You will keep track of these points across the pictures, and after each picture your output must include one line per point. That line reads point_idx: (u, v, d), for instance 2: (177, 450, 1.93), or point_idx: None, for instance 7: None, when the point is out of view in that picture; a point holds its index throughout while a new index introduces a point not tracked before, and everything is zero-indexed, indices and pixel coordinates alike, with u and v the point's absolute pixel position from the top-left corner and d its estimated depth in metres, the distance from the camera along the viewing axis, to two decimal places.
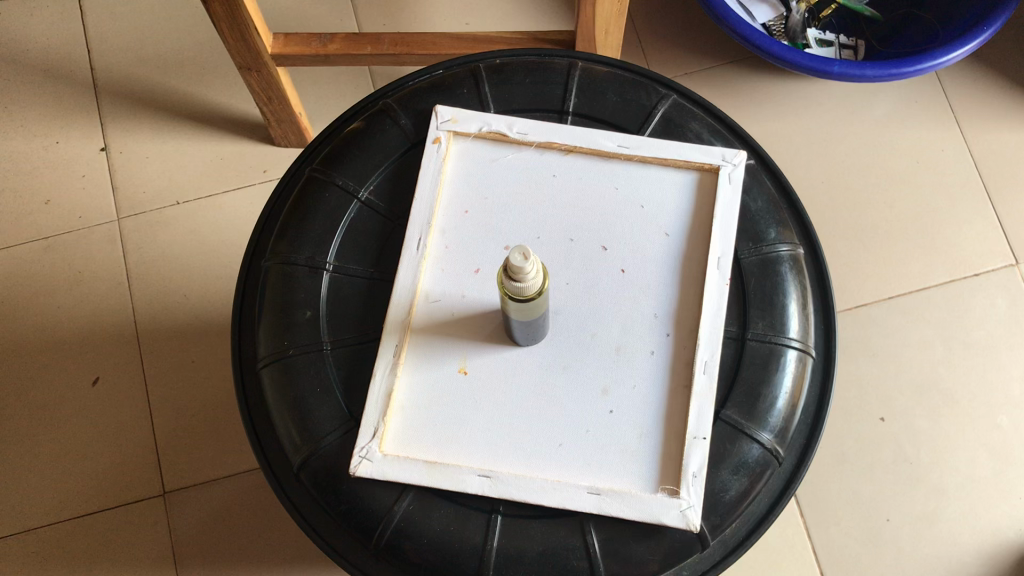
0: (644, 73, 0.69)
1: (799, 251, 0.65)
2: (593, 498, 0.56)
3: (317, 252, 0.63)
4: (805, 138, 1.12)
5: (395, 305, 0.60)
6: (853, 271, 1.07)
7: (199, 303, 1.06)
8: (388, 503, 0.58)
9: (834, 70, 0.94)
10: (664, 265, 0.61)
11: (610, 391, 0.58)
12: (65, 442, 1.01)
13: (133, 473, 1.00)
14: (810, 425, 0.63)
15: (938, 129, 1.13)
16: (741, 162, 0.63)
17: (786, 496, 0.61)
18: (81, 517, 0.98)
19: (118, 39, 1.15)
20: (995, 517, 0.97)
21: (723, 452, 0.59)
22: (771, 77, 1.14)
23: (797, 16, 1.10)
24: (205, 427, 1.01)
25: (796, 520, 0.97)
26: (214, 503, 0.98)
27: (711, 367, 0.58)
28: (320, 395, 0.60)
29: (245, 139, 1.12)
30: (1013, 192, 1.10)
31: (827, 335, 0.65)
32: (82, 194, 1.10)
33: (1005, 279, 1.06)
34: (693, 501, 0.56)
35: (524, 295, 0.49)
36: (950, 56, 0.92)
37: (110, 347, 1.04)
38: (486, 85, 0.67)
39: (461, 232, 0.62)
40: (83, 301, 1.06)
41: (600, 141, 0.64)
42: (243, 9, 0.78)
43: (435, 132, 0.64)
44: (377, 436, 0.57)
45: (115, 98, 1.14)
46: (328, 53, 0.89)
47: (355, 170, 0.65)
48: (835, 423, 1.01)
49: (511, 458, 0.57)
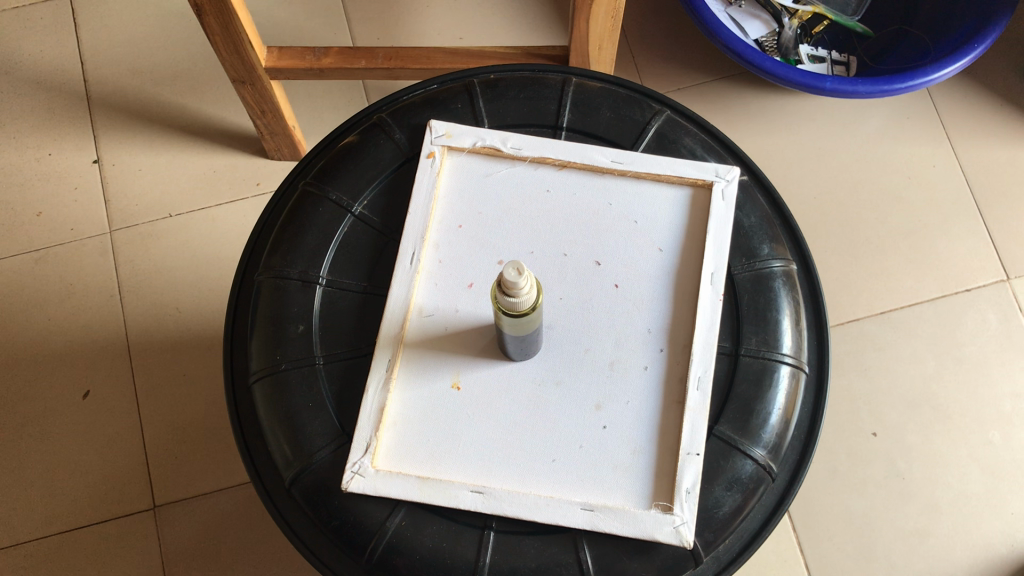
0: (637, 89, 0.70)
1: (792, 267, 0.65)
2: (586, 515, 0.55)
3: (311, 266, 0.63)
4: (797, 153, 1.13)
5: (389, 319, 0.60)
6: (845, 286, 1.07)
7: (190, 316, 1.05)
8: (381, 519, 0.58)
9: (826, 86, 0.94)
10: (657, 280, 0.62)
11: (604, 406, 0.58)
12: (53, 456, 1.00)
13: (121, 488, 0.99)
14: (802, 442, 0.63)
15: (928, 145, 1.14)
16: (734, 178, 0.64)
17: (780, 512, 0.61)
18: (68, 533, 0.97)
19: (113, 51, 1.16)
20: (988, 532, 0.97)
21: (716, 468, 0.59)
22: (763, 92, 1.15)
23: (789, 32, 1.11)
24: (195, 440, 1.01)
25: (789, 536, 0.97)
26: (203, 518, 0.98)
27: (705, 383, 0.58)
28: (313, 409, 0.60)
29: (239, 151, 1.12)
30: (1003, 209, 1.11)
31: (821, 350, 0.66)
32: (74, 206, 1.10)
33: (995, 294, 1.07)
34: (687, 517, 0.55)
35: (518, 309, 0.49)
36: (942, 73, 0.93)
37: (100, 360, 1.03)
38: (480, 100, 0.68)
39: (455, 247, 0.62)
40: (73, 314, 1.05)
41: (595, 155, 0.64)
42: (237, 21, 0.78)
43: (429, 146, 0.64)
44: (369, 451, 0.57)
45: (109, 111, 1.14)
46: (322, 67, 0.89)
47: (348, 185, 0.65)
48: (828, 439, 1.01)
49: (505, 474, 0.56)
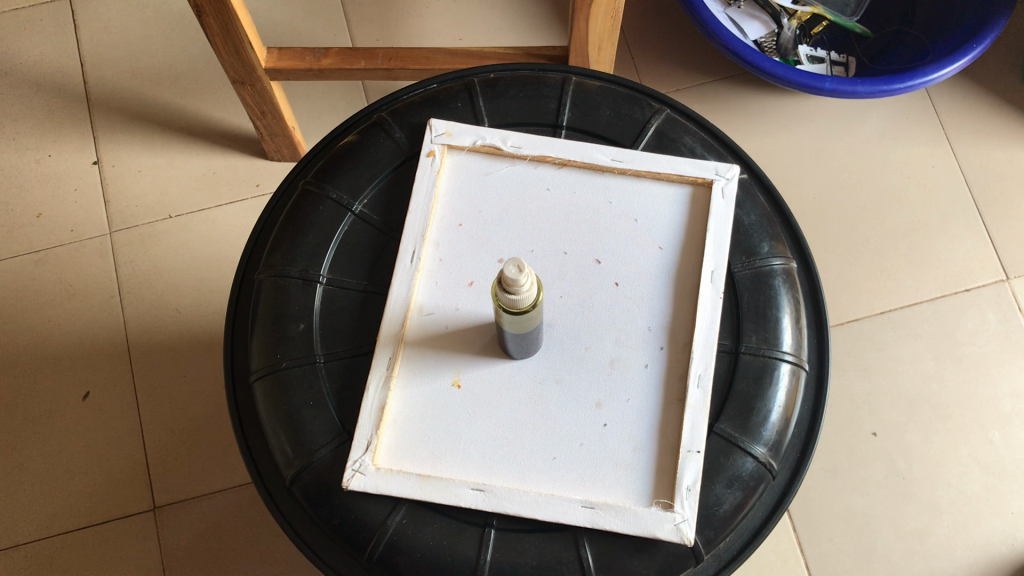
0: (637, 88, 0.70)
1: (792, 265, 0.65)
2: (587, 512, 0.55)
3: (312, 264, 0.63)
4: (796, 153, 1.13)
5: (389, 317, 0.60)
6: (845, 286, 1.08)
7: (189, 317, 1.05)
8: (381, 517, 0.58)
9: (825, 86, 0.95)
10: (657, 278, 0.62)
11: (604, 404, 0.58)
12: (52, 458, 1.00)
13: (120, 489, 0.99)
14: (803, 441, 0.63)
15: (928, 145, 1.14)
16: (734, 176, 0.64)
17: (780, 509, 0.61)
18: (67, 534, 0.97)
19: (113, 53, 1.16)
20: (988, 532, 0.97)
21: (717, 466, 0.59)
22: (762, 93, 1.16)
23: (788, 33, 1.12)
24: (194, 441, 1.01)
25: (789, 535, 0.97)
26: (202, 519, 0.97)
27: (705, 381, 0.58)
28: (313, 408, 0.60)
29: (238, 153, 1.12)
30: (1002, 209, 1.11)
31: (821, 348, 0.66)
32: (73, 208, 1.10)
33: (995, 294, 1.07)
34: (687, 514, 0.55)
35: (519, 307, 0.49)
36: (941, 73, 0.93)
37: (99, 361, 1.03)
38: (481, 99, 0.68)
39: (455, 245, 0.62)
40: (73, 315, 1.05)
41: (595, 154, 0.64)
42: (236, 21, 0.79)
43: (429, 145, 0.65)
44: (370, 449, 0.57)
45: (108, 113, 1.14)
46: (321, 67, 0.89)
47: (348, 184, 0.65)
48: (827, 439, 1.01)
49: (506, 472, 0.56)
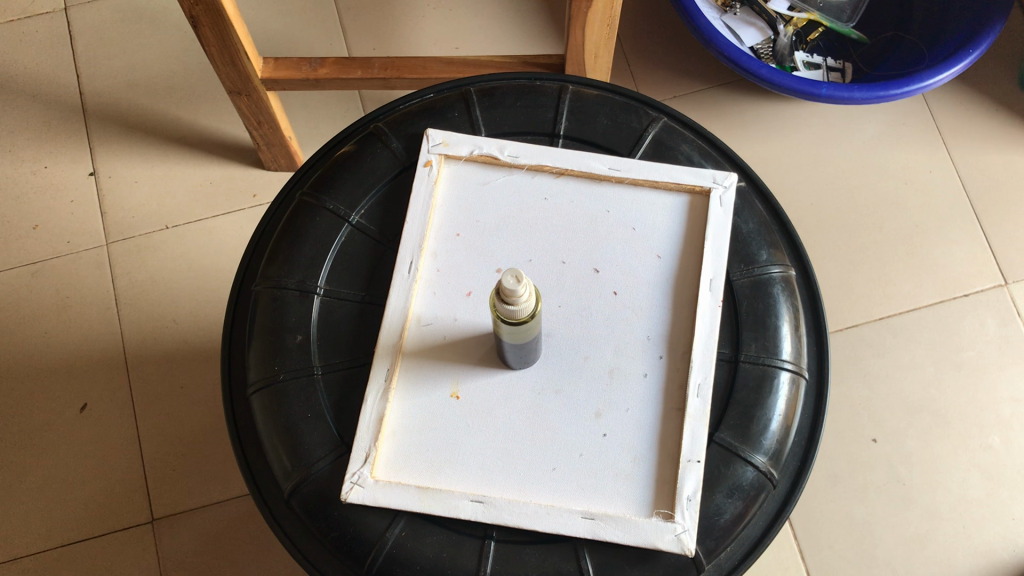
0: (634, 97, 0.69)
1: (791, 273, 0.65)
2: (587, 523, 0.55)
3: (309, 275, 0.63)
4: (793, 159, 1.13)
5: (388, 327, 0.59)
6: (843, 292, 1.07)
7: (187, 328, 1.05)
8: (381, 530, 0.57)
9: (822, 92, 0.94)
10: (656, 287, 0.61)
11: (604, 414, 0.58)
12: (48, 471, 0.99)
13: (119, 502, 0.98)
14: (803, 449, 0.63)
15: (924, 150, 1.14)
16: (732, 184, 0.63)
17: (781, 519, 0.61)
18: (63, 549, 0.96)
19: (108, 64, 1.16)
20: (989, 538, 0.97)
21: (717, 476, 0.58)
22: (758, 99, 1.16)
23: (784, 39, 1.12)
24: (194, 452, 1.00)
25: (791, 542, 0.97)
26: (202, 530, 0.97)
27: (705, 390, 0.58)
28: (311, 420, 0.60)
29: (236, 163, 1.12)
30: (998, 213, 1.11)
31: (820, 356, 0.65)
32: (70, 219, 1.10)
33: (994, 298, 1.07)
34: (688, 525, 0.55)
35: (517, 317, 0.49)
36: (938, 78, 0.94)
37: (97, 374, 1.03)
38: (477, 109, 0.68)
39: (453, 255, 0.62)
40: (70, 328, 1.05)
41: (593, 163, 0.64)
42: (232, 32, 0.78)
43: (426, 155, 0.64)
44: (368, 461, 0.56)
45: (105, 124, 1.14)
46: (318, 77, 0.89)
47: (345, 194, 0.65)
48: (828, 445, 1.01)
49: (505, 484, 0.56)
